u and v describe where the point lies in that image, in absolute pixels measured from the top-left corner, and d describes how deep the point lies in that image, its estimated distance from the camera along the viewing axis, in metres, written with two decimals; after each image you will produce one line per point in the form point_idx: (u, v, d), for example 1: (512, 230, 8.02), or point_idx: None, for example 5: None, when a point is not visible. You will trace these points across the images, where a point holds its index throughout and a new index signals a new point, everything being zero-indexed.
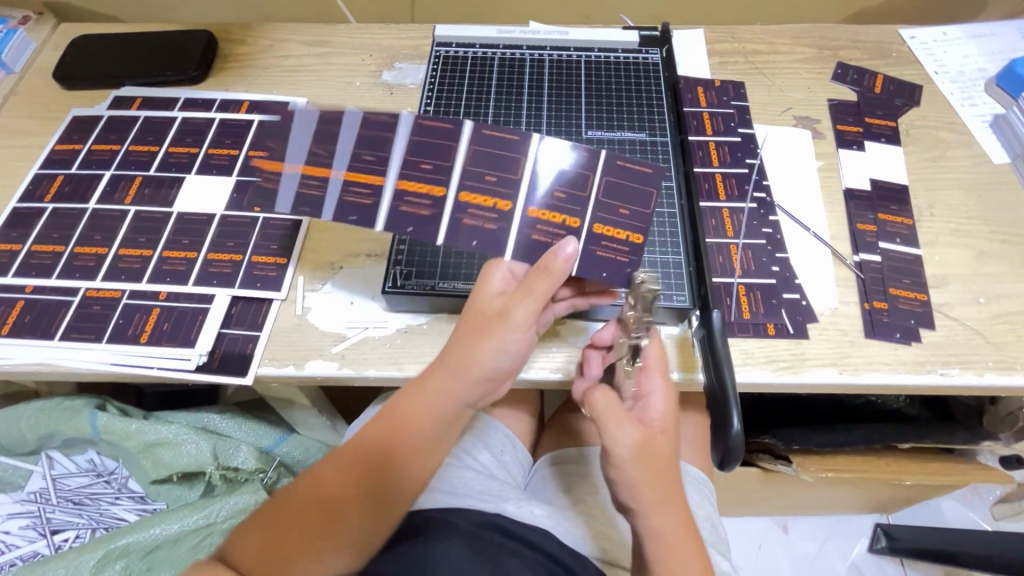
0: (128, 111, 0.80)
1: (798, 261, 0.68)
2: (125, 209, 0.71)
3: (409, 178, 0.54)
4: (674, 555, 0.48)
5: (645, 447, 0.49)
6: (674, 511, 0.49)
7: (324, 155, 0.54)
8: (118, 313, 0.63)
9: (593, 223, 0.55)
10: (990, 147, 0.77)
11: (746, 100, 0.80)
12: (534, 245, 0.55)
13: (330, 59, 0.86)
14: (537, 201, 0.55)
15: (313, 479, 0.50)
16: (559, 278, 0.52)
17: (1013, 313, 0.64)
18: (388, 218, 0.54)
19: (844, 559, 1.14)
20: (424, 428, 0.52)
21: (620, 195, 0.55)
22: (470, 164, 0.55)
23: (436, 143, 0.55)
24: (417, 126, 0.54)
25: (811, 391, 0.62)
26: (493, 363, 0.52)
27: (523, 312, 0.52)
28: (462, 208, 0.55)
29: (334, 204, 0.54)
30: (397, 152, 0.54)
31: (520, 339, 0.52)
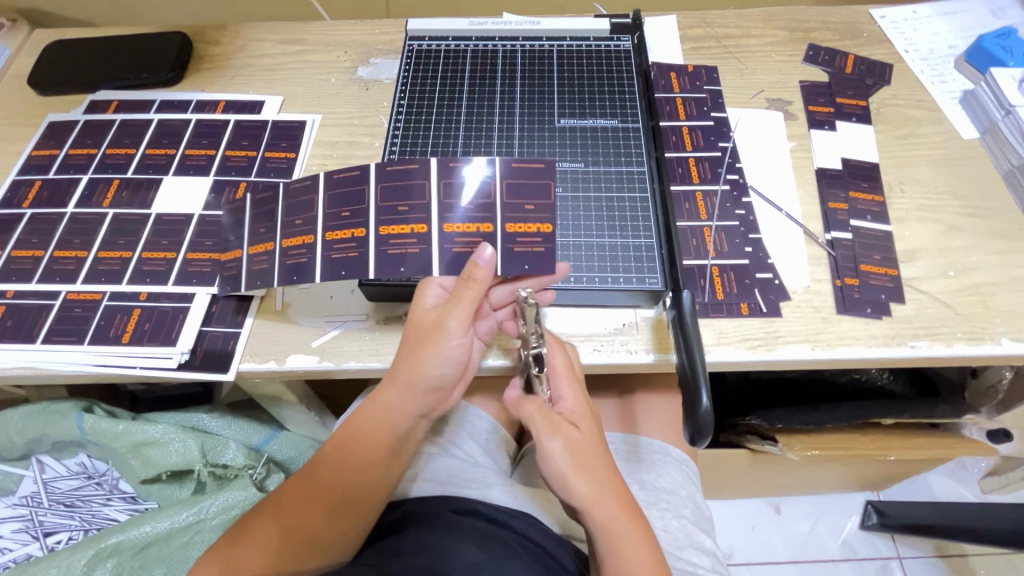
0: (103, 115, 0.80)
1: (771, 241, 0.69)
2: (104, 213, 0.71)
3: (333, 229, 0.58)
4: (620, 539, 0.50)
5: (573, 448, 0.51)
6: (610, 500, 0.51)
7: (267, 232, 0.60)
8: (98, 315, 0.64)
9: (506, 223, 0.57)
10: (960, 122, 0.78)
11: (718, 84, 0.81)
12: (457, 258, 0.57)
13: (306, 57, 0.86)
14: (448, 216, 0.57)
15: (282, 497, 0.57)
16: (484, 282, 0.53)
17: (981, 285, 0.66)
18: (324, 269, 0.58)
19: (835, 537, 1.15)
20: (371, 442, 0.56)
21: (522, 193, 0.57)
22: (382, 200, 0.58)
23: (349, 189, 0.58)
24: (331, 181, 0.59)
25: (786, 367, 0.63)
26: (431, 374, 0.55)
27: (453, 322, 0.54)
28: (383, 240, 0.57)
29: (279, 270, 0.59)
30: (320, 211, 0.59)
31: (458, 346, 0.55)
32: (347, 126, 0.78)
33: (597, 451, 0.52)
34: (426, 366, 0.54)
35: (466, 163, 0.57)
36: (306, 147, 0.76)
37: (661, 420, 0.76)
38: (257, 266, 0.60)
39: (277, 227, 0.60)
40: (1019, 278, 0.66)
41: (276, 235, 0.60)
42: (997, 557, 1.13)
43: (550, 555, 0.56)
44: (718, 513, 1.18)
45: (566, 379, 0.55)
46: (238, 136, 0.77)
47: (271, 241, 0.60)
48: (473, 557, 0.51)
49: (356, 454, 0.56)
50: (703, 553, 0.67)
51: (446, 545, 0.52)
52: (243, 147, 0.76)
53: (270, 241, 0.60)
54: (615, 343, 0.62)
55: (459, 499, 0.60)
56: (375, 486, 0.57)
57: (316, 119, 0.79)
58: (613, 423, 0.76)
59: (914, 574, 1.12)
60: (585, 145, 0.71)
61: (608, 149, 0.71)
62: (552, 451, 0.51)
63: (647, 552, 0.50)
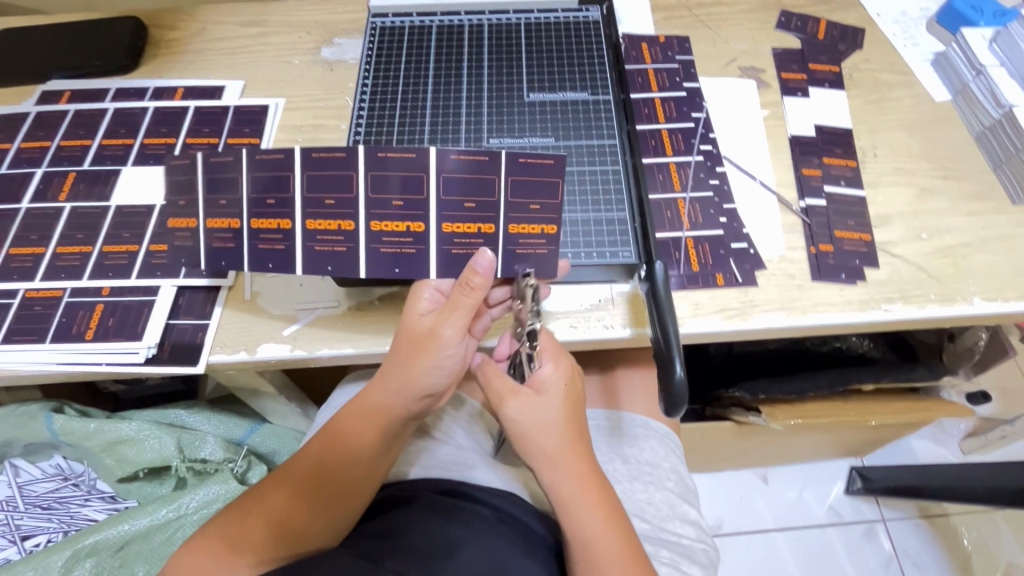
0: (56, 105, 0.77)
1: (745, 210, 0.68)
2: (61, 207, 0.69)
3: (314, 216, 0.54)
4: (571, 504, 0.52)
5: (532, 418, 0.53)
6: (566, 468, 0.53)
7: (228, 206, 0.54)
8: (60, 312, 0.62)
9: (509, 223, 0.54)
10: (932, 85, 0.78)
11: (690, 54, 0.79)
12: (454, 258, 0.55)
13: (266, 38, 0.82)
14: (447, 214, 0.53)
15: (263, 495, 0.56)
16: (483, 290, 0.52)
17: (953, 246, 0.66)
18: (306, 260, 0.55)
19: (821, 504, 1.17)
20: (362, 444, 0.55)
21: (527, 191, 0.53)
22: (372, 190, 0.53)
23: (331, 173, 0.52)
24: (308, 159, 0.52)
25: (763, 336, 0.63)
26: (426, 381, 0.53)
27: (451, 330, 0.52)
28: (374, 237, 0.54)
29: (249, 253, 0.55)
30: (296, 193, 0.53)
31: (454, 353, 0.53)
32: (311, 108, 0.76)
33: (562, 424, 0.54)
34: (420, 372, 0.53)
35: (469, 157, 0.51)
36: (271, 132, 0.74)
37: (643, 395, 0.76)
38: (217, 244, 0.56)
39: (242, 202, 0.54)
40: (990, 238, 0.66)
41: (242, 211, 0.54)
42: (977, 514, 1.16)
43: (536, 535, 0.57)
44: (706, 486, 1.19)
45: (550, 357, 0.56)
46: (199, 122, 0.75)
47: (237, 219, 0.55)
48: (457, 532, 0.51)
49: (346, 452, 0.55)
50: (687, 524, 0.67)
51: (421, 518, 0.52)
52: (204, 134, 0.74)
53: (234, 217, 0.54)
54: (591, 319, 0.62)
55: (447, 481, 0.60)
56: (365, 488, 0.56)
57: (279, 103, 0.76)
58: (595, 400, 0.76)
59: (897, 535, 1.14)
60: (555, 120, 0.70)
61: (579, 122, 0.70)
62: (511, 415, 0.54)
63: (601, 518, 0.52)
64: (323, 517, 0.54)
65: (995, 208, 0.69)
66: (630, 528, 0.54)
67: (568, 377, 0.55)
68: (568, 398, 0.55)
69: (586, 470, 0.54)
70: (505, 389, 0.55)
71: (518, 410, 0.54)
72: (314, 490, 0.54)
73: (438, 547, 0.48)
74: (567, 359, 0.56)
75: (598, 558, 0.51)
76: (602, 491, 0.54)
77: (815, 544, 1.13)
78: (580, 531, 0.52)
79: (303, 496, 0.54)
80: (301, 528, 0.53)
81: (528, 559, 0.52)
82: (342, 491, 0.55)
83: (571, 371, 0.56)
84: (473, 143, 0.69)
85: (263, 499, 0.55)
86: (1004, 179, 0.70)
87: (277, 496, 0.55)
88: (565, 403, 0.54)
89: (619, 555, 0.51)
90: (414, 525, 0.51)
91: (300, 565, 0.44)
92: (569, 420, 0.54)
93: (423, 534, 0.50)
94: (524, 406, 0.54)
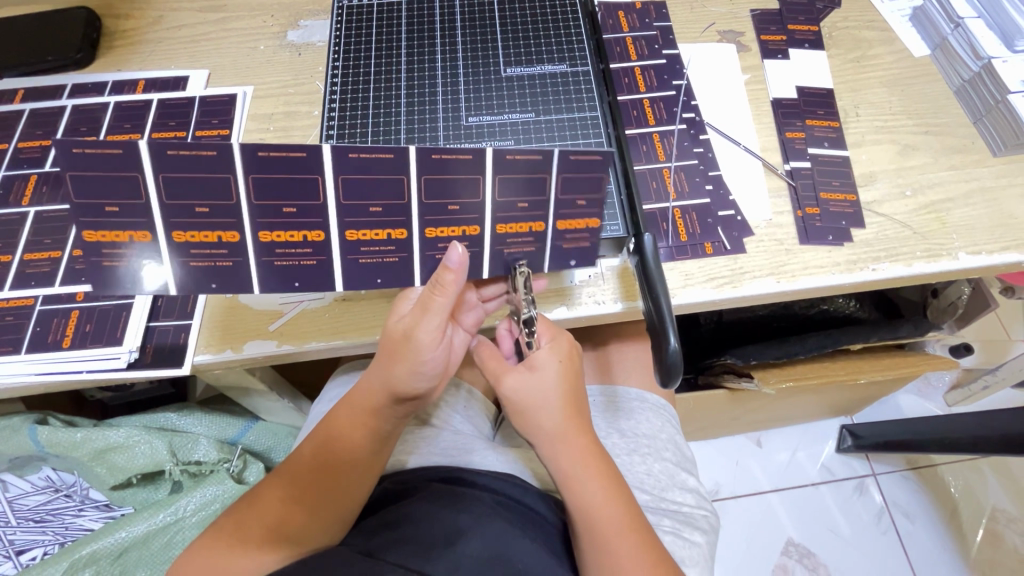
0: (11, 105, 0.73)
1: (730, 176, 0.68)
2: (24, 212, 0.66)
3: (355, 226, 0.51)
4: (574, 477, 0.52)
5: (528, 398, 0.54)
6: (568, 442, 0.53)
7: (211, 213, 0.49)
8: (33, 321, 0.60)
9: (558, 220, 0.54)
10: (911, 40, 0.77)
11: (667, 20, 0.77)
12: (506, 257, 0.56)
13: (229, 24, 0.78)
14: (501, 216, 0.53)
15: (254, 498, 0.55)
16: (455, 287, 0.49)
17: (936, 202, 0.66)
18: (348, 272, 0.54)
19: (814, 463, 1.20)
20: (355, 444, 0.55)
21: (577, 188, 0.52)
22: (424, 195, 0.50)
23: (377, 178, 0.48)
24: (344, 162, 0.47)
25: (755, 302, 0.63)
26: (407, 383, 0.52)
27: (425, 331, 0.50)
28: (429, 244, 0.53)
29: (266, 268, 0.53)
30: (330, 199, 0.49)
31: (434, 355, 0.52)
32: (281, 95, 0.73)
33: (558, 402, 0.54)
34: (399, 376, 0.52)
35: (523, 156, 0.48)
36: (240, 123, 0.71)
37: (637, 366, 0.77)
38: (199, 261, 0.52)
39: (242, 213, 0.49)
40: (973, 191, 0.67)
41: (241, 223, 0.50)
42: (963, 462, 1.20)
43: (535, 514, 0.57)
44: (703, 455, 1.21)
45: (549, 336, 0.56)
46: (164, 116, 0.72)
47: (233, 232, 0.50)
48: (455, 516, 0.51)
49: (338, 449, 0.55)
50: (686, 492, 0.68)
51: (423, 507, 0.53)
52: (171, 128, 0.71)
53: (232, 231, 0.50)
54: (583, 296, 0.61)
55: (444, 468, 0.60)
56: (361, 484, 0.55)
57: (247, 92, 0.73)
58: (590, 376, 0.77)
59: (888, 488, 1.18)
60: (535, 94, 0.68)
61: (559, 96, 0.68)
62: (507, 395, 0.54)
63: (601, 491, 0.52)
64: (318, 514, 0.53)
65: (977, 160, 0.69)
66: (631, 499, 0.54)
67: (564, 355, 0.55)
68: (565, 376, 0.54)
69: (585, 445, 0.54)
70: (502, 367, 0.55)
71: (513, 388, 0.54)
72: (310, 490, 0.54)
73: (437, 537, 0.48)
74: (566, 338, 0.56)
75: (601, 530, 0.51)
76: (602, 465, 0.54)
77: (809, 503, 1.16)
78: (581, 504, 0.52)
79: (297, 495, 0.54)
80: (300, 526, 0.52)
81: (529, 539, 0.52)
82: (341, 488, 0.54)
83: (568, 348, 0.55)
84: (452, 123, 0.67)
85: (256, 501, 0.54)
86: (984, 132, 0.70)
87: (271, 496, 0.54)
88: (560, 383, 0.54)
89: (620, 526, 0.52)
90: (413, 516, 0.51)
91: (302, 563, 0.43)
92: (568, 398, 0.54)
93: (422, 525, 0.50)
94: (519, 385, 0.54)
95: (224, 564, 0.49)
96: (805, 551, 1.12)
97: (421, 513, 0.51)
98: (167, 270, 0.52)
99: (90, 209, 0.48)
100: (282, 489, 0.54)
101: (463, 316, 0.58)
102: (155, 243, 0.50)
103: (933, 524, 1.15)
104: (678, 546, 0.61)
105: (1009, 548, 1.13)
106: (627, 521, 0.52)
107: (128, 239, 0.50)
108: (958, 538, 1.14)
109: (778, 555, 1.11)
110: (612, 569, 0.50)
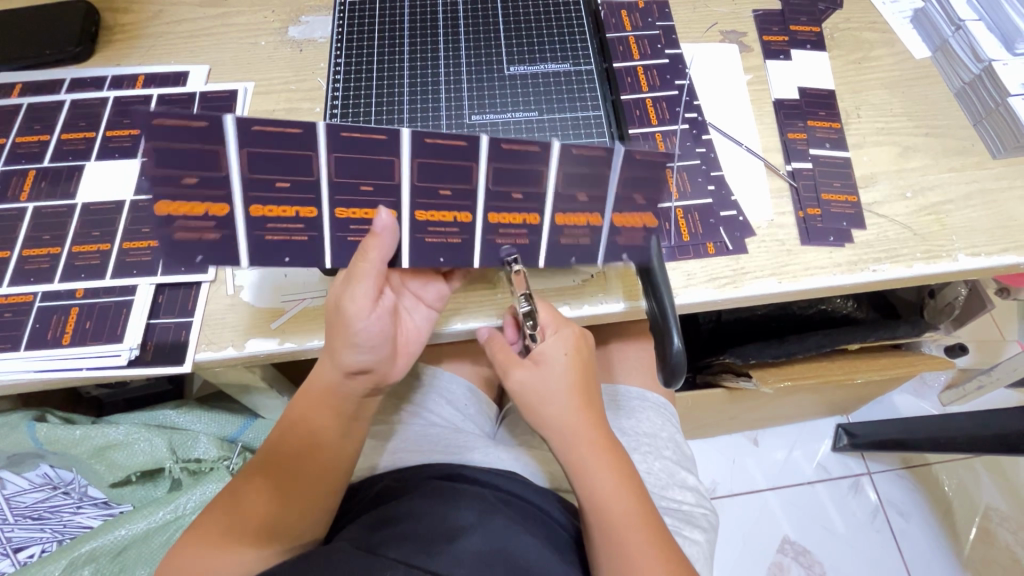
0: (8, 99, 0.72)
1: (732, 176, 0.68)
2: (23, 207, 0.65)
3: (426, 207, 0.51)
4: (583, 467, 0.52)
5: (536, 391, 0.54)
6: (578, 431, 0.53)
7: (290, 189, 0.48)
8: (33, 318, 0.59)
9: (613, 214, 0.53)
10: (911, 42, 0.77)
11: (670, 19, 0.77)
12: (562, 248, 0.56)
13: (229, 20, 0.78)
14: (561, 207, 0.52)
15: (228, 494, 0.55)
16: (378, 251, 0.50)
17: (937, 204, 0.66)
18: (413, 250, 0.54)
19: (810, 461, 1.21)
20: (321, 423, 0.55)
21: (636, 185, 0.51)
22: (493, 182, 0.50)
23: (449, 164, 0.48)
24: (420, 147, 0.47)
25: (755, 302, 0.63)
26: (353, 354, 0.52)
27: (357, 297, 0.50)
28: (492, 229, 0.54)
29: (332, 242, 0.53)
30: (404, 180, 0.49)
31: (369, 324, 0.51)
32: (283, 92, 0.72)
33: (569, 392, 0.54)
34: (339, 348, 0.52)
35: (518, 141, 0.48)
36: (242, 118, 0.71)
37: (638, 365, 0.77)
38: (273, 236, 0.51)
39: (320, 189, 0.48)
40: (972, 193, 0.67)
41: (318, 199, 0.49)
42: (956, 462, 1.21)
43: (538, 509, 0.58)
44: (700, 454, 1.21)
45: (552, 329, 0.55)
46: (164, 112, 0.71)
47: (311, 207, 0.50)
48: (463, 514, 0.51)
49: (310, 432, 0.55)
50: (687, 490, 0.68)
51: (431, 502, 0.53)
52: None
53: (311, 207, 0.50)
54: (585, 296, 0.62)
55: (450, 466, 0.60)
56: (333, 467, 0.55)
57: (248, 88, 0.73)
58: None
59: (883, 486, 1.19)
60: (539, 92, 0.68)
61: (563, 95, 0.68)
62: (515, 387, 0.55)
63: (613, 482, 0.52)
64: (298, 506, 0.53)
65: (976, 163, 0.69)
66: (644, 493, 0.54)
67: (570, 347, 0.55)
68: (572, 367, 0.54)
69: (596, 436, 0.54)
70: (508, 360, 0.56)
71: (520, 381, 0.54)
72: (283, 480, 0.54)
73: (442, 532, 0.48)
74: (569, 330, 0.55)
75: (609, 524, 0.51)
76: (614, 456, 0.54)
77: (806, 501, 1.17)
78: (592, 492, 0.52)
79: (272, 487, 0.54)
80: (280, 520, 0.52)
81: (532, 535, 0.53)
82: (310, 473, 0.54)
83: (574, 340, 0.55)
84: (455, 120, 0.67)
85: (235, 499, 0.54)
86: (984, 134, 0.71)
87: (250, 493, 0.53)
88: (567, 376, 0.54)
89: (628, 519, 0.51)
90: (417, 511, 0.51)
91: (303, 560, 0.44)
92: (578, 391, 0.54)
93: (427, 520, 0.50)
94: (526, 379, 0.54)
95: (207, 563, 0.49)
96: (801, 549, 1.13)
97: (428, 508, 0.52)
98: (241, 243, 0.51)
99: (165, 179, 0.46)
100: (259, 482, 0.54)
101: (422, 291, 0.57)
102: (230, 216, 0.49)
103: (927, 522, 1.16)
104: (679, 544, 0.62)
105: (1002, 546, 1.14)
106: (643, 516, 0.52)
107: (202, 213, 0.49)
108: (952, 536, 1.15)
109: (775, 553, 1.12)
110: (622, 560, 0.50)
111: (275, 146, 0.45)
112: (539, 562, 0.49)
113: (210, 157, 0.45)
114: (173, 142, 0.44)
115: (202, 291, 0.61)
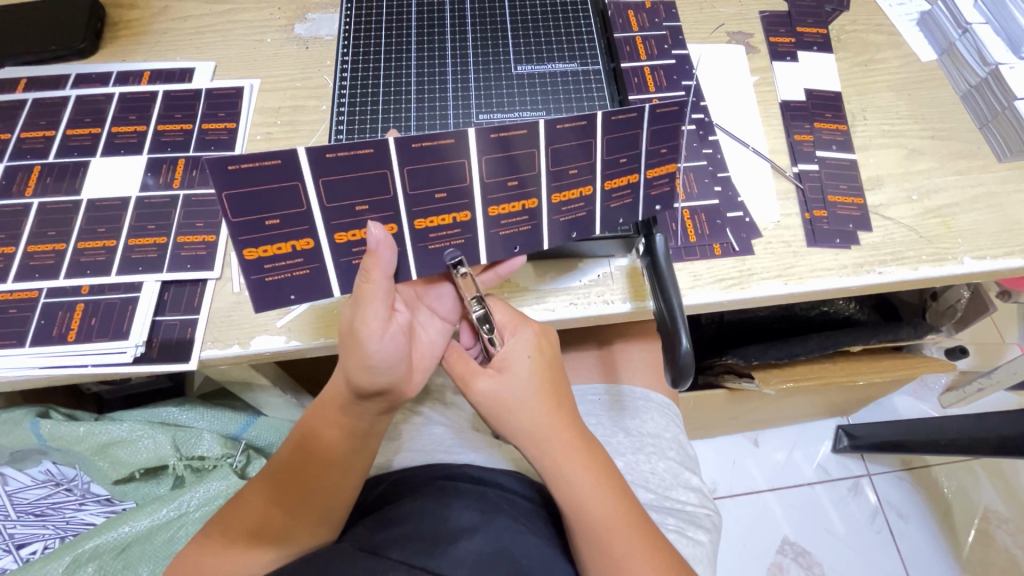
0: (12, 94, 0.72)
1: (739, 178, 0.68)
2: (28, 203, 0.65)
3: (497, 202, 0.51)
4: (557, 473, 0.51)
5: (502, 400, 0.50)
6: (548, 438, 0.51)
7: (371, 210, 0.49)
8: (38, 314, 0.59)
9: (648, 169, 0.53)
10: (917, 45, 0.77)
11: (678, 20, 0.77)
12: (571, 225, 0.55)
13: (235, 16, 0.77)
14: (608, 172, 0.52)
15: (237, 502, 0.56)
16: (380, 269, 0.47)
17: (943, 207, 0.67)
18: (490, 245, 0.54)
19: (810, 462, 1.21)
20: (335, 445, 0.53)
21: (658, 137, 0.51)
22: (553, 163, 0.50)
23: (514, 154, 0.48)
24: (487, 142, 0.47)
25: (761, 303, 0.63)
26: (369, 379, 0.48)
27: (369, 319, 0.46)
28: (555, 209, 0.53)
29: (416, 255, 0.53)
30: (475, 179, 0.49)
31: (384, 345, 0.47)
32: (287, 89, 0.72)
33: (535, 395, 0.51)
34: (354, 371, 0.48)
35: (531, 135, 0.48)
36: (248, 116, 0.70)
37: (643, 366, 0.77)
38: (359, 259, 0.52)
39: (399, 204, 0.49)
40: (976, 197, 0.67)
41: (399, 215, 0.50)
42: (956, 464, 1.22)
43: (538, 509, 0.58)
44: (700, 454, 1.21)
45: (509, 331, 0.53)
46: (170, 108, 0.71)
47: (393, 223, 0.50)
48: (463, 514, 0.51)
49: (318, 452, 0.53)
50: (689, 491, 0.68)
51: (432, 502, 0.53)
52: (176, 120, 0.70)
53: (394, 223, 0.50)
54: (592, 295, 0.62)
55: (448, 467, 0.60)
56: (342, 484, 0.54)
57: (254, 85, 0.72)
58: (595, 375, 0.77)
59: (883, 488, 1.19)
60: (547, 92, 0.68)
61: (571, 96, 0.68)
62: (478, 401, 0.51)
63: (592, 485, 0.51)
64: (299, 518, 0.53)
65: (982, 166, 0.69)
66: (625, 492, 0.52)
67: (530, 347, 0.52)
68: (536, 371, 0.52)
69: (570, 439, 0.51)
70: (469, 370, 0.52)
71: (481, 392, 0.51)
72: (285, 493, 0.54)
73: (442, 533, 0.48)
74: (525, 330, 0.53)
75: (590, 524, 0.50)
76: (591, 458, 0.51)
77: (807, 502, 1.17)
78: (569, 496, 0.51)
79: (274, 497, 0.54)
80: (283, 527, 0.54)
81: (535, 535, 0.53)
82: (314, 489, 0.53)
83: (534, 341, 0.53)
84: (462, 120, 0.67)
85: (240, 503, 0.55)
86: (989, 137, 0.71)
87: (253, 500, 0.55)
88: (532, 381, 0.51)
89: (609, 519, 0.50)
90: (417, 512, 0.51)
91: (307, 563, 0.44)
92: (546, 396, 0.51)
93: (427, 521, 0.49)
94: (490, 389, 0.51)
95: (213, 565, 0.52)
96: (800, 550, 1.13)
97: (428, 509, 0.52)
98: (331, 275, 0.52)
99: (248, 226, 0.46)
100: (261, 491, 0.55)
101: (436, 305, 0.56)
102: (317, 250, 0.49)
103: (926, 524, 1.16)
104: (681, 544, 0.62)
105: (999, 548, 1.15)
106: (627, 519, 0.51)
107: (290, 251, 0.49)
108: (950, 537, 1.15)
109: (775, 554, 1.12)
110: (608, 555, 0.50)
111: (350, 171, 0.46)
112: (542, 562, 0.49)
113: (291, 194, 0.45)
114: (251, 187, 0.44)
115: (210, 291, 0.61)
